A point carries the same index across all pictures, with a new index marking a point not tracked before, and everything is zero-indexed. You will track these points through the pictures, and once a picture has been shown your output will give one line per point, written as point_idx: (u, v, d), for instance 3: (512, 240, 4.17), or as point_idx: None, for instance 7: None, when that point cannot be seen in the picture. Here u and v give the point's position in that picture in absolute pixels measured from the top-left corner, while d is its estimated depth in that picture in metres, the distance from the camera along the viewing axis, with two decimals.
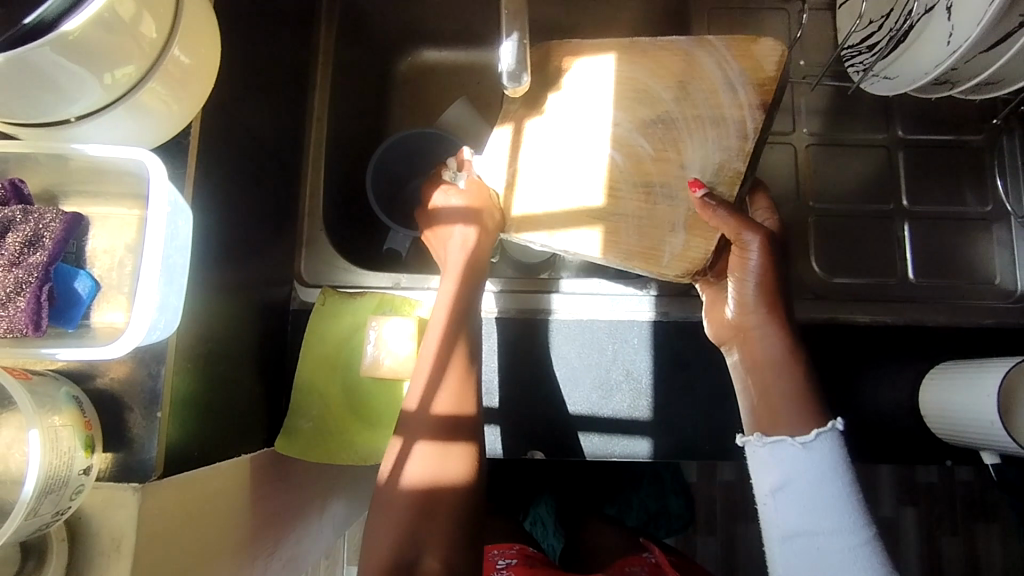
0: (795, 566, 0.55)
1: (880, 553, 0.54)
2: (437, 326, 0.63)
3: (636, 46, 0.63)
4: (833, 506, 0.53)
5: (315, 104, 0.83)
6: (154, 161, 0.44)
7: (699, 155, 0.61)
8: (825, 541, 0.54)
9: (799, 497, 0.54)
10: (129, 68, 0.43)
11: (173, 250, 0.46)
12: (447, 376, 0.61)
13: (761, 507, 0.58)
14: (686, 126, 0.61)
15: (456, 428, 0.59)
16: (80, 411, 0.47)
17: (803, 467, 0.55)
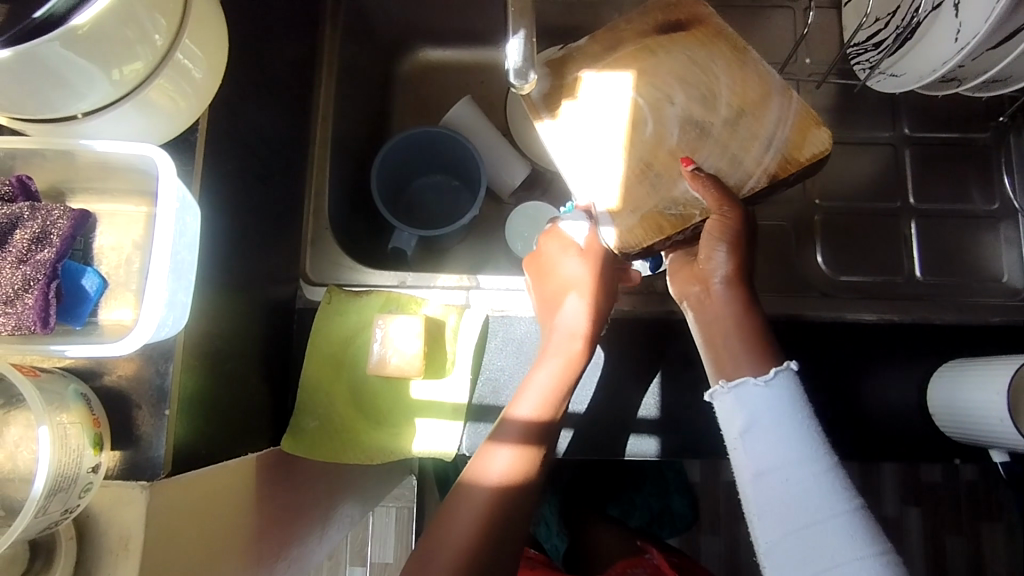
0: (771, 510, 0.51)
1: (848, 486, 0.51)
2: (562, 342, 0.63)
3: (738, 56, 0.64)
4: (799, 439, 0.51)
5: (320, 102, 0.83)
6: (162, 156, 0.44)
7: (708, 136, 0.63)
8: (796, 480, 0.50)
9: (766, 436, 0.52)
10: (137, 63, 0.43)
11: (180, 246, 0.45)
12: (550, 387, 0.60)
13: (730, 453, 0.54)
14: (709, 120, 0.63)
15: (545, 436, 0.59)
16: (89, 408, 0.47)
17: (766, 405, 0.52)
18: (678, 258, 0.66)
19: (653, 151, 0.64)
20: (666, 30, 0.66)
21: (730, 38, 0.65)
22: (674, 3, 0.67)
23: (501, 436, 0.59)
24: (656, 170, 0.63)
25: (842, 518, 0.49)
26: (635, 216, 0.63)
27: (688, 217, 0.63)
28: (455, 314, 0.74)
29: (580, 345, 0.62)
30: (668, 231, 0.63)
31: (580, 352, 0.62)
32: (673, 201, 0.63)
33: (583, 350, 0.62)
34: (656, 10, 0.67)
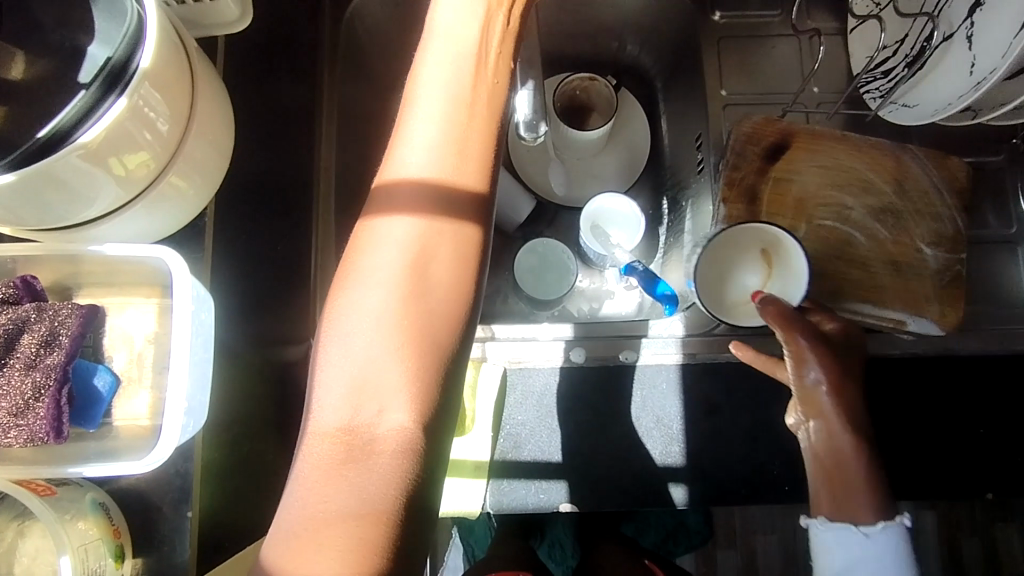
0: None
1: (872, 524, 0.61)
2: (347, 364, 0.36)
3: (849, 142, 0.77)
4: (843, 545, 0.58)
5: (323, 154, 0.81)
6: (174, 258, 0.42)
7: (900, 219, 0.75)
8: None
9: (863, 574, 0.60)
10: (148, 162, 0.41)
11: (196, 345, 0.43)
12: (338, 430, 0.35)
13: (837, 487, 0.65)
14: (896, 200, 0.75)
15: (377, 495, 0.34)
16: (108, 518, 0.44)
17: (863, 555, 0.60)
18: (946, 299, 0.73)
19: (882, 247, 0.74)
20: (771, 156, 0.77)
21: (825, 136, 0.78)
22: (758, 127, 0.78)
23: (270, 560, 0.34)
24: (901, 263, 0.74)
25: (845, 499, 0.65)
26: (935, 303, 0.73)
27: (957, 274, 0.73)
28: (472, 368, 0.73)
29: (365, 366, 0.36)
30: (958, 292, 0.73)
31: (401, 347, 0.36)
32: (939, 272, 0.73)
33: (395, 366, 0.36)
34: (749, 145, 0.77)
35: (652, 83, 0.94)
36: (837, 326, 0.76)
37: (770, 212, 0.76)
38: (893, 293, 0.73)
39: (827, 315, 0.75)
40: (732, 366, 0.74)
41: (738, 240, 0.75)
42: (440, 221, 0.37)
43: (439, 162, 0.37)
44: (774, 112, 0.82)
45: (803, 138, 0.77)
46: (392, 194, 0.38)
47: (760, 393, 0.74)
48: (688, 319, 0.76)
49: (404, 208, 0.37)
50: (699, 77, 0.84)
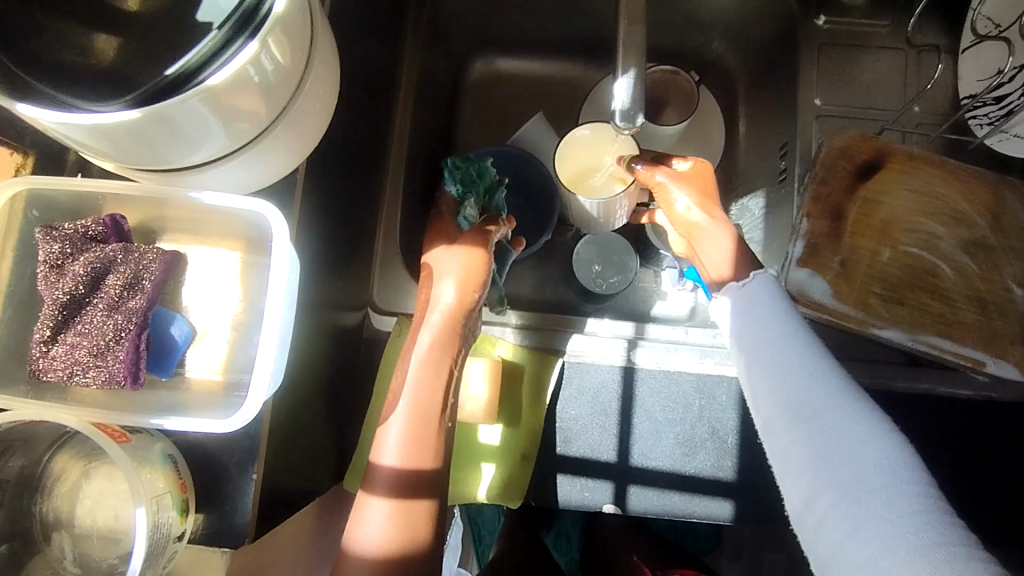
0: (768, 403, 0.45)
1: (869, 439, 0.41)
2: (399, 435, 0.54)
3: (947, 169, 0.74)
4: (793, 347, 0.45)
5: (398, 119, 0.79)
6: (274, 214, 0.40)
7: (992, 256, 0.71)
8: (845, 444, 0.41)
9: (777, 385, 0.45)
10: (260, 112, 0.39)
11: (289, 306, 0.42)
12: (394, 487, 0.52)
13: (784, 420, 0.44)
14: (991, 236, 0.72)
15: (421, 485, 0.53)
16: (175, 471, 0.43)
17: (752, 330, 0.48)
18: None
19: (969, 283, 0.71)
20: (864, 174, 0.74)
21: (922, 160, 0.74)
22: (852, 142, 0.74)
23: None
24: (988, 302, 0.70)
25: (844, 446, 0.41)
26: (1019, 347, 0.69)
27: None
28: (528, 359, 0.72)
29: (412, 440, 0.54)
30: None
31: (429, 391, 0.56)
32: None
33: (428, 431, 0.54)
34: (842, 160, 0.74)
35: (738, 82, 0.90)
36: (909, 359, 0.73)
37: (855, 231, 0.73)
38: (977, 332, 0.70)
39: (901, 347, 0.72)
40: None
41: (819, 257, 0.72)
42: (456, 337, 0.60)
43: (467, 256, 0.63)
44: (870, 127, 0.78)
45: (898, 159, 0.74)
46: (429, 325, 0.60)
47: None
48: None
49: (438, 330, 0.59)
50: (795, 82, 0.80)
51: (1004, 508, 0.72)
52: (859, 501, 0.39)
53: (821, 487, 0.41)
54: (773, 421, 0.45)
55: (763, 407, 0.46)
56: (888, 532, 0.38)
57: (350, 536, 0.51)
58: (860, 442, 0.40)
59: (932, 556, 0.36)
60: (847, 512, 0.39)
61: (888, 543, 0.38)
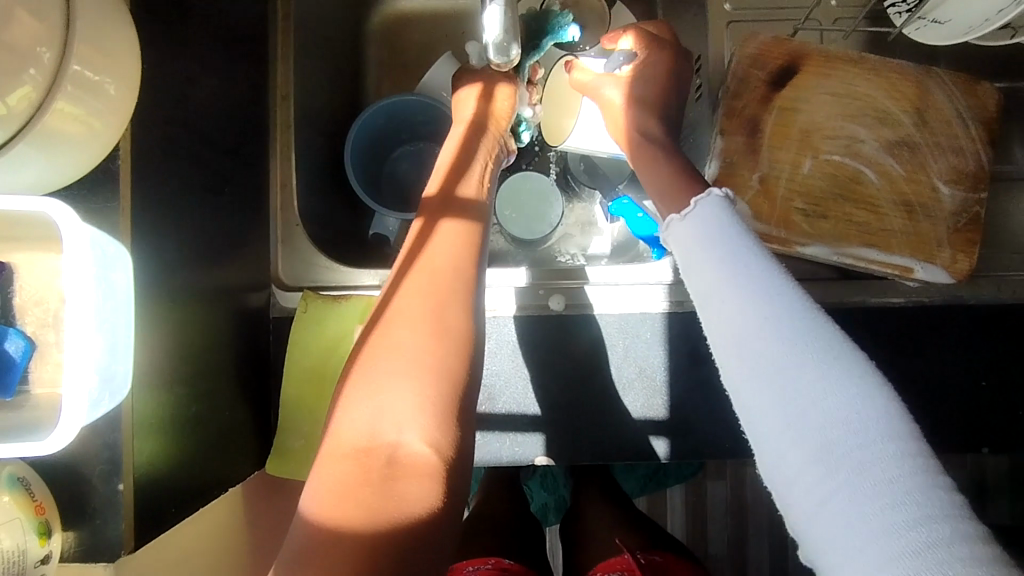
0: (738, 360, 0.39)
1: (885, 415, 0.35)
2: (402, 409, 0.44)
3: (867, 67, 0.69)
4: (757, 282, 0.40)
5: (279, 80, 0.73)
6: (63, 213, 0.37)
7: (919, 155, 0.67)
8: (845, 422, 0.35)
9: (772, 345, 0.38)
10: (25, 88, 0.36)
11: (110, 310, 0.40)
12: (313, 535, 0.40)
13: (780, 384, 0.37)
14: (915, 134, 0.68)
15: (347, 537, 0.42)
16: (28, 495, 0.41)
17: (723, 268, 0.41)
18: (959, 244, 0.66)
19: (894, 186, 0.67)
20: (778, 82, 0.69)
21: (839, 59, 0.69)
22: (764, 47, 0.69)
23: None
24: (915, 204, 0.67)
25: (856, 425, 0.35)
26: (947, 249, 0.66)
27: (975, 217, 0.67)
28: None
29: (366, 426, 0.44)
30: (974, 237, 0.66)
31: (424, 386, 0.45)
32: (955, 214, 0.67)
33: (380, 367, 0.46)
34: (753, 70, 0.69)
35: None
36: (839, 272, 0.71)
37: (773, 144, 0.68)
38: (904, 238, 0.66)
39: (827, 264, 0.70)
40: None
41: (735, 177, 0.68)
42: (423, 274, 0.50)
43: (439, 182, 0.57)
44: (784, 30, 0.73)
45: (815, 60, 0.69)
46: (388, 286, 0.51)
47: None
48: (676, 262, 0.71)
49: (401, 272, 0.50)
50: None
51: (952, 417, 0.70)
52: (850, 457, 0.34)
53: (803, 455, 0.35)
54: (738, 363, 0.39)
55: (730, 363, 0.40)
56: (876, 509, 0.33)
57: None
58: (834, 405, 0.35)
59: (901, 529, 0.32)
60: (833, 487, 0.34)
61: (880, 522, 0.33)
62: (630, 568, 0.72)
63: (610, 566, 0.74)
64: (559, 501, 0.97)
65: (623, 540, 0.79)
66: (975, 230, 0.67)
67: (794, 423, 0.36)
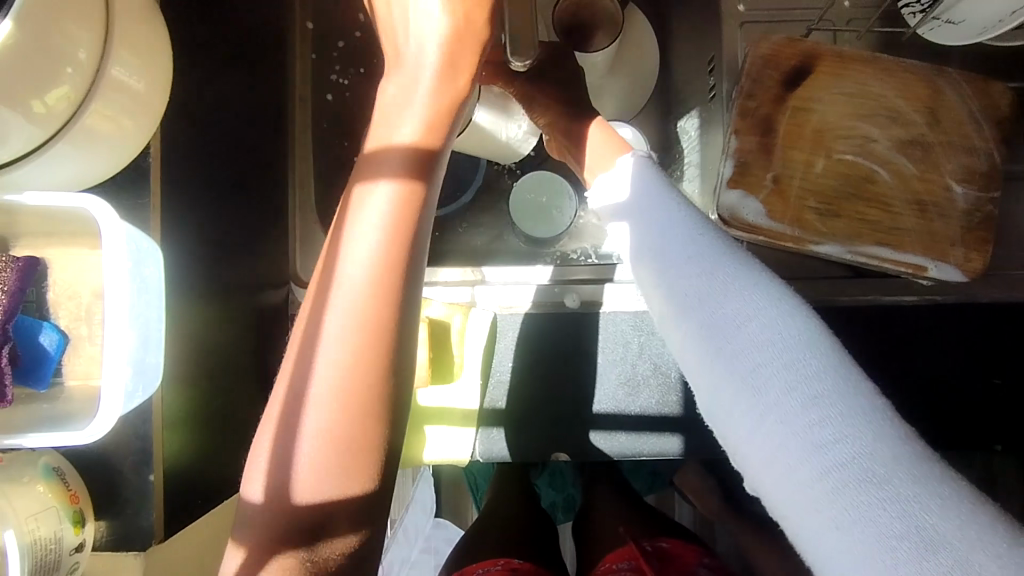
0: (664, 300, 0.47)
1: (810, 337, 0.41)
2: (325, 459, 0.34)
3: (880, 67, 0.69)
4: (677, 231, 0.47)
5: (298, 80, 0.75)
6: (102, 209, 0.38)
7: (931, 155, 0.68)
8: (778, 350, 0.41)
9: (703, 290, 0.44)
10: (63, 88, 0.37)
11: (143, 303, 0.41)
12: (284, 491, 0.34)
13: (716, 324, 0.43)
14: (928, 134, 0.68)
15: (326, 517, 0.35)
16: (63, 483, 0.42)
17: (666, 229, 0.48)
18: (972, 243, 0.67)
19: (907, 185, 0.68)
20: (791, 82, 0.69)
21: (852, 60, 0.69)
22: (778, 48, 0.70)
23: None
24: (928, 203, 0.67)
25: (792, 352, 0.40)
26: (960, 247, 0.67)
27: (987, 216, 0.67)
28: (460, 315, 0.69)
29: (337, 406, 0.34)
30: (987, 236, 0.67)
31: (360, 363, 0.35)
32: (968, 213, 0.67)
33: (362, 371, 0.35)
34: (767, 71, 0.70)
35: None
36: (852, 270, 0.71)
37: (785, 144, 0.69)
38: (917, 237, 0.67)
39: (840, 262, 0.70)
40: None
41: (748, 175, 0.69)
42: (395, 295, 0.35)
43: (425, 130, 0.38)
44: (797, 31, 0.74)
45: (828, 61, 0.69)
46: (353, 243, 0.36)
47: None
48: None
49: (373, 240, 0.36)
50: None
51: (964, 416, 0.70)
52: (793, 386, 0.39)
53: (736, 383, 0.41)
54: (679, 314, 0.46)
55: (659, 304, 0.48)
56: (782, 411, 0.39)
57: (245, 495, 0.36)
58: (747, 329, 0.42)
59: (832, 440, 0.37)
60: (761, 409, 0.40)
61: (789, 423, 0.39)
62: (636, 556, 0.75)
63: (617, 557, 0.76)
64: (567, 499, 1.01)
65: (626, 530, 0.82)
66: (988, 229, 0.67)
67: (734, 356, 0.42)
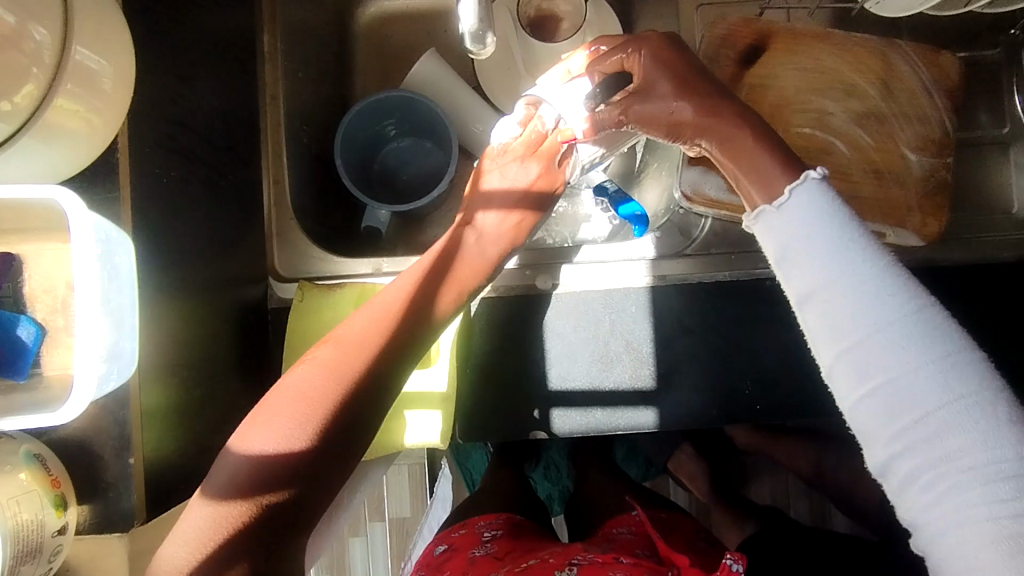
0: (835, 364, 0.44)
1: (986, 386, 0.41)
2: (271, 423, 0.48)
3: (833, 42, 0.71)
4: (870, 294, 0.42)
5: (268, 81, 0.76)
6: (69, 198, 0.39)
7: (887, 125, 0.70)
8: (946, 403, 0.41)
9: (882, 342, 0.42)
10: (29, 87, 0.39)
11: (116, 290, 0.43)
12: (269, 447, 0.47)
13: (887, 372, 0.42)
14: (882, 105, 0.70)
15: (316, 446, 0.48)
16: (44, 469, 0.43)
17: (832, 269, 0.43)
18: (928, 208, 0.69)
19: (864, 155, 0.70)
20: (747, 60, 0.71)
21: (806, 36, 0.71)
22: (734, 27, 0.72)
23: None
24: (884, 171, 0.69)
25: (961, 405, 0.41)
26: (918, 213, 0.69)
27: (942, 181, 0.69)
28: None
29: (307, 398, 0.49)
30: (943, 200, 0.69)
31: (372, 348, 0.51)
32: (924, 180, 0.69)
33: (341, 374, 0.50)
34: (725, 50, 0.71)
35: None
36: None
37: None
38: (876, 205, 0.69)
39: None
40: (704, 287, 0.72)
41: None
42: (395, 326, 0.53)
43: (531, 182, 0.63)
44: (752, 11, 0.76)
45: (782, 37, 0.71)
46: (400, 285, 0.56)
47: (746, 314, 0.72)
48: (659, 239, 0.74)
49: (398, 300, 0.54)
50: None
51: None
52: (957, 437, 0.41)
53: (899, 429, 0.42)
54: (836, 355, 0.44)
55: (829, 366, 0.45)
56: (978, 501, 0.40)
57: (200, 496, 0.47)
58: (941, 413, 0.41)
59: (998, 492, 0.40)
60: (930, 455, 0.41)
61: (979, 511, 0.40)
62: (636, 522, 0.77)
63: (617, 520, 0.79)
64: (562, 490, 1.00)
65: (632, 498, 0.86)
66: (942, 194, 0.69)
67: (902, 401, 0.42)
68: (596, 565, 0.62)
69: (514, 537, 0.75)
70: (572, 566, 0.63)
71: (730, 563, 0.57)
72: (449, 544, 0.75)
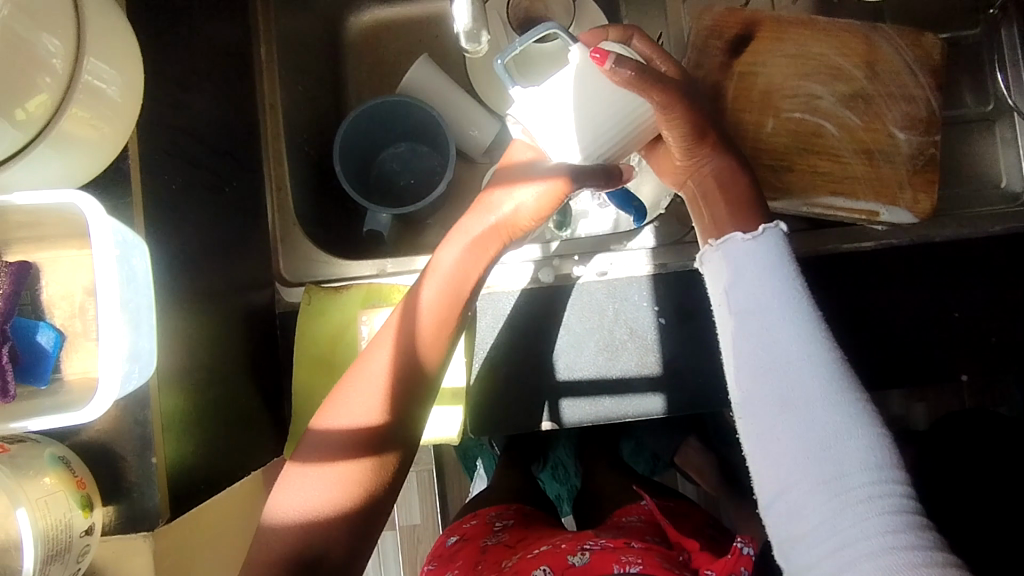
0: (754, 387, 0.49)
1: (882, 441, 0.45)
2: (356, 406, 0.52)
3: (817, 27, 0.73)
4: (794, 328, 0.48)
5: (267, 90, 0.78)
6: (85, 201, 0.40)
7: (873, 105, 0.72)
8: (840, 443, 0.45)
9: (799, 370, 0.47)
10: (42, 97, 0.40)
11: (132, 291, 0.44)
12: (337, 450, 0.51)
13: (800, 397, 0.47)
14: (869, 87, 0.72)
15: (383, 441, 0.52)
16: (70, 471, 0.44)
17: (765, 295, 0.49)
18: (919, 184, 0.70)
19: (854, 136, 0.71)
20: (735, 50, 0.73)
21: (791, 23, 0.73)
22: (720, 18, 0.73)
23: (275, 529, 0.50)
24: (874, 151, 0.71)
25: (858, 447, 0.45)
26: (909, 190, 0.70)
27: (930, 157, 0.71)
28: None
29: (381, 401, 0.52)
30: (934, 176, 0.70)
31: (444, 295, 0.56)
32: (913, 157, 0.71)
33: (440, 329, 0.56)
34: (713, 41, 0.73)
35: None
36: (814, 221, 0.75)
37: (737, 107, 0.72)
38: (867, 183, 0.70)
39: (800, 214, 0.74)
40: None
41: None
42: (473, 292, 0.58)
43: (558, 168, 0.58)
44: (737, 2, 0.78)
45: (768, 25, 0.73)
46: (445, 262, 0.57)
47: None
48: (658, 228, 0.75)
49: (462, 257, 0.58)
50: None
51: (932, 350, 0.73)
52: (845, 476, 0.45)
53: (798, 456, 0.46)
54: (755, 377, 0.49)
55: (747, 390, 0.49)
56: (860, 537, 0.43)
57: (275, 504, 0.51)
58: (840, 448, 0.45)
59: (876, 534, 0.43)
60: (818, 487, 0.45)
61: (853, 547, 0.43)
62: (645, 510, 0.78)
63: (627, 510, 0.80)
64: (571, 490, 1.00)
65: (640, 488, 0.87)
66: (932, 170, 0.71)
67: (806, 429, 0.46)
68: (608, 549, 0.62)
69: (525, 527, 0.75)
70: (584, 550, 0.63)
71: (740, 546, 0.57)
72: (460, 534, 0.76)
